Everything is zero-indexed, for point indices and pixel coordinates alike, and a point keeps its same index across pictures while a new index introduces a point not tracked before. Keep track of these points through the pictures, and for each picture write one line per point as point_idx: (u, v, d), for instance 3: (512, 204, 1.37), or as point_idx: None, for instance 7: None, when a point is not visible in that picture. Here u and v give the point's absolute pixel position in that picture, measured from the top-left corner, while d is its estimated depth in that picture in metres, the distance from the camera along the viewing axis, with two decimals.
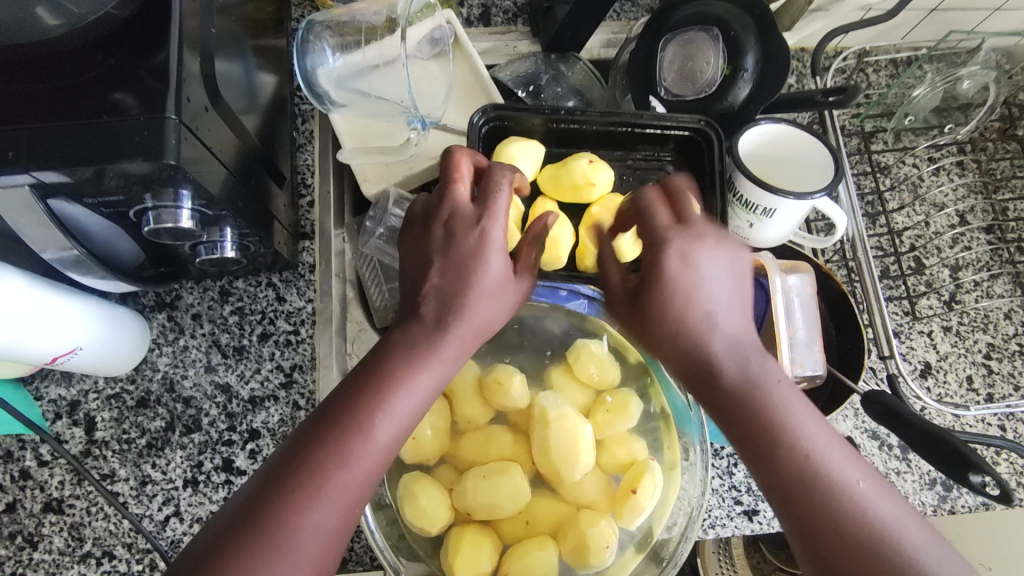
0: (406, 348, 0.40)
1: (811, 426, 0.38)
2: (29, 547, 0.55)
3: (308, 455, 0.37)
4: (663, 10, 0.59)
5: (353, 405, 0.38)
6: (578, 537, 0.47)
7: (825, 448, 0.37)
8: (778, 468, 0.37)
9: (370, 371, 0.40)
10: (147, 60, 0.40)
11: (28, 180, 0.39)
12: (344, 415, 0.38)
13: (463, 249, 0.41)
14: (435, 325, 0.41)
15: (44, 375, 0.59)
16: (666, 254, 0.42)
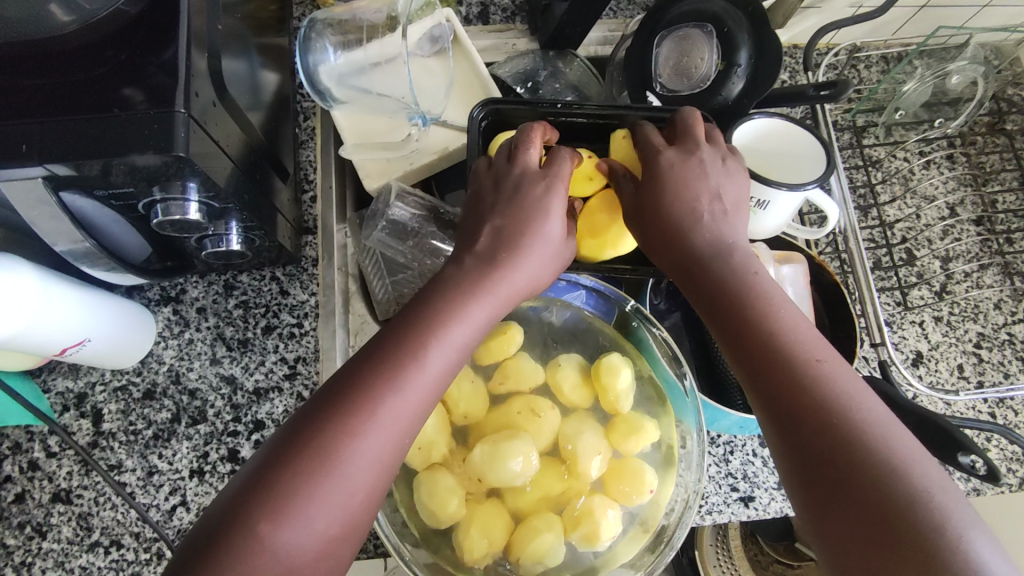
0: (412, 327, 0.41)
1: (810, 339, 0.41)
2: (38, 536, 0.56)
3: (320, 431, 0.37)
4: (658, 8, 0.60)
5: (360, 380, 0.39)
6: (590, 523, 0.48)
7: (839, 377, 0.39)
8: (762, 349, 0.40)
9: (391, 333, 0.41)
10: (156, 57, 0.41)
11: (40, 172, 0.40)
12: (360, 380, 0.39)
13: (529, 198, 0.45)
14: (491, 262, 0.44)
15: (51, 367, 0.59)
16: (661, 161, 0.47)
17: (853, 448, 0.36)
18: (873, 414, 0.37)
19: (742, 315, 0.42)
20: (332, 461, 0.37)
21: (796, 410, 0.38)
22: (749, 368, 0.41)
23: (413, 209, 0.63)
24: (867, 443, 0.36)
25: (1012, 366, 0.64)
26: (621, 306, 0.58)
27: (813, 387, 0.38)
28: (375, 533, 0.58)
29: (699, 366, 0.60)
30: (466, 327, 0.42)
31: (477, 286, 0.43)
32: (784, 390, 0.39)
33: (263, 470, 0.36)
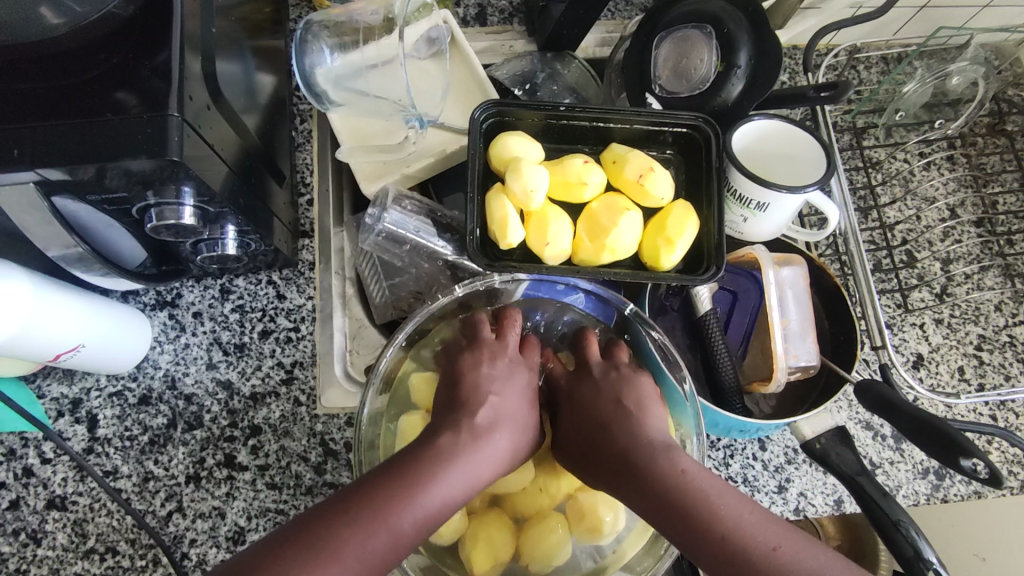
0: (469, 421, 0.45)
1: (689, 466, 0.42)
2: (32, 543, 0.55)
3: (381, 491, 0.39)
4: (656, 10, 0.60)
5: (421, 456, 0.42)
6: (592, 520, 0.48)
7: (719, 487, 0.40)
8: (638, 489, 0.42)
9: (404, 461, 0.42)
10: (149, 60, 0.41)
11: (32, 177, 0.40)
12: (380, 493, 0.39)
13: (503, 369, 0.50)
14: (490, 418, 0.46)
15: (46, 373, 0.59)
16: (596, 416, 0.47)
17: (741, 557, 0.37)
18: (743, 521, 0.38)
19: (631, 463, 0.43)
20: (392, 515, 0.38)
21: (692, 532, 0.39)
22: (640, 503, 0.41)
23: (412, 212, 0.62)
24: (750, 546, 0.37)
25: (1013, 369, 0.63)
26: (621, 311, 0.57)
27: (708, 514, 0.39)
28: None
29: (699, 370, 0.60)
30: (512, 433, 0.47)
31: (513, 391, 0.49)
32: (678, 520, 0.39)
33: (319, 515, 0.37)
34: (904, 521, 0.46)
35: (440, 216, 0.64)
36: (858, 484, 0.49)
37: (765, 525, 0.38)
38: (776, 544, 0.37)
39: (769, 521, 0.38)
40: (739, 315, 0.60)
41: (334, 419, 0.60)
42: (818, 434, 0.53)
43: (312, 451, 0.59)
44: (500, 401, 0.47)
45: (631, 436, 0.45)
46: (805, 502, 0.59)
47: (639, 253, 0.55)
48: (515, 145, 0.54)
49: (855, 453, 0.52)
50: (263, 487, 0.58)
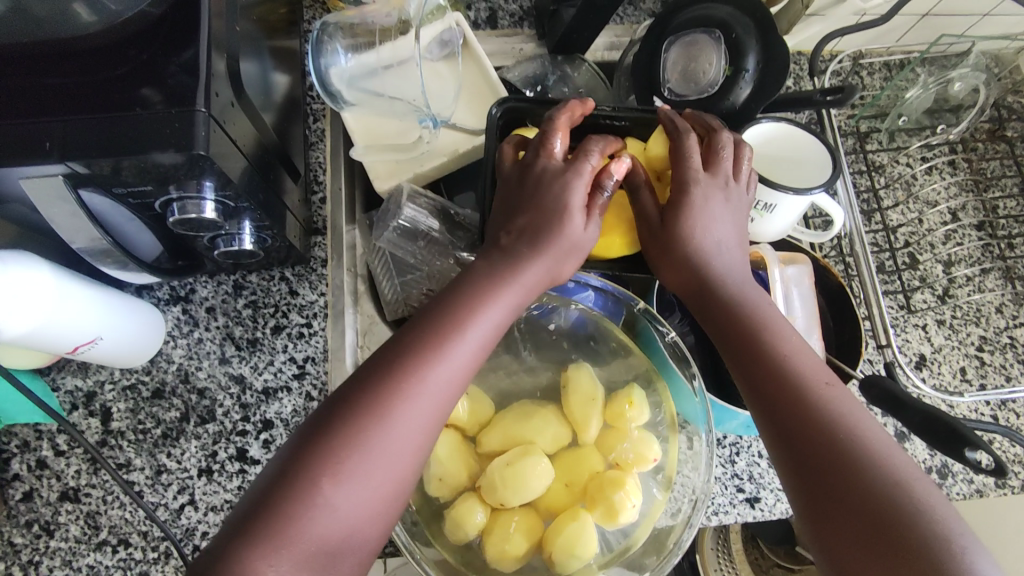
0: (439, 320, 0.43)
1: (804, 358, 0.44)
2: (46, 535, 0.56)
3: (353, 421, 0.39)
4: (665, 14, 0.62)
5: (387, 374, 0.40)
6: (605, 504, 0.48)
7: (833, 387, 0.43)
8: (759, 368, 0.44)
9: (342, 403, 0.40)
10: (176, 57, 0.42)
11: (61, 169, 0.41)
12: (320, 446, 0.38)
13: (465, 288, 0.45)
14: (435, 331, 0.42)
15: (60, 366, 0.60)
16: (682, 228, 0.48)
17: (851, 464, 0.39)
18: (851, 414, 0.41)
19: (755, 340, 0.45)
20: (358, 447, 0.38)
21: (800, 427, 0.41)
22: (755, 380, 0.44)
23: (426, 209, 0.63)
24: (861, 457, 0.39)
25: (1014, 370, 0.64)
26: (628, 306, 0.58)
27: (813, 396, 0.42)
28: (383, 532, 0.58)
29: (706, 367, 0.60)
30: (460, 345, 0.42)
31: (463, 314, 0.43)
32: (785, 408, 0.42)
33: (293, 458, 0.38)
34: None
35: (455, 214, 0.65)
36: None
37: (882, 441, 0.40)
38: (895, 477, 0.38)
39: (883, 441, 0.40)
40: None
41: None
42: None
43: None
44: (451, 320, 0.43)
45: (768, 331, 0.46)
46: None
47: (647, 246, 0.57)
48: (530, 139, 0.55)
49: None
50: None
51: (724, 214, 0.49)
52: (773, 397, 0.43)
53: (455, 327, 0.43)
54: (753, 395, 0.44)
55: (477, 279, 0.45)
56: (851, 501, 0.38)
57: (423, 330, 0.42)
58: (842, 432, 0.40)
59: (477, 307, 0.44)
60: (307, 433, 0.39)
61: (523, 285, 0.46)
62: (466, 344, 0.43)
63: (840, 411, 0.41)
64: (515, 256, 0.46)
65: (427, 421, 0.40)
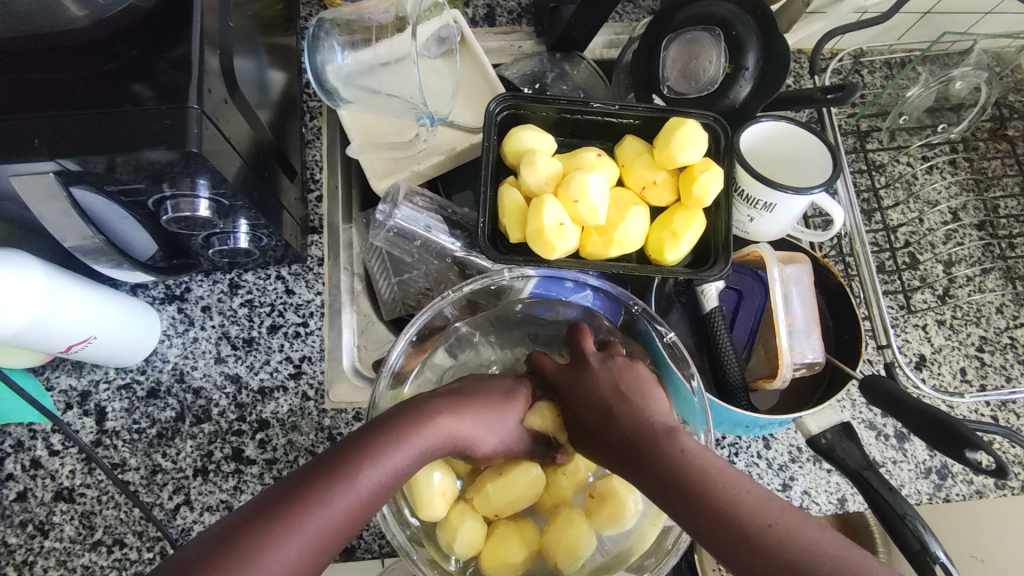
0: (409, 414, 0.42)
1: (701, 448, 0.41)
2: (40, 535, 0.56)
3: (314, 485, 0.36)
4: (667, 10, 0.60)
5: (351, 452, 0.38)
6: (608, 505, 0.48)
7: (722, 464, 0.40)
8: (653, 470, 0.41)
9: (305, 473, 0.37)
10: (168, 53, 0.41)
11: (52, 167, 0.40)
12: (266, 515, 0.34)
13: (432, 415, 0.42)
14: (436, 408, 0.43)
15: (54, 365, 0.59)
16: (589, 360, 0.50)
17: (737, 529, 0.36)
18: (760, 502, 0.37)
19: (629, 440, 0.43)
20: (311, 516, 0.35)
21: (693, 511, 0.38)
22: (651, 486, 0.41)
23: (423, 208, 0.62)
24: (743, 517, 0.36)
25: (1014, 370, 0.64)
26: (626, 306, 0.57)
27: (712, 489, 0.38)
28: (380, 532, 0.59)
29: (706, 367, 0.60)
30: (459, 422, 0.43)
31: (466, 405, 0.45)
32: (671, 494, 0.39)
33: (241, 518, 0.34)
34: (910, 515, 0.47)
35: (453, 213, 0.64)
36: (864, 478, 0.50)
37: (763, 499, 0.37)
38: (772, 518, 0.36)
39: (766, 495, 0.37)
40: (744, 314, 0.60)
41: (342, 413, 0.60)
42: (824, 430, 0.53)
43: (319, 446, 0.59)
44: (451, 400, 0.44)
45: (624, 415, 0.45)
46: (809, 500, 0.60)
47: (645, 247, 0.56)
48: (530, 137, 0.55)
49: (860, 448, 0.52)
50: (270, 481, 0.58)
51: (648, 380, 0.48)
52: (676, 496, 0.39)
53: (455, 410, 0.44)
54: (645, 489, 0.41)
55: (419, 412, 0.43)
56: None
57: (405, 417, 0.42)
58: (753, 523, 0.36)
59: (470, 413, 0.44)
60: (273, 493, 0.35)
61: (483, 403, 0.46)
62: (458, 424, 0.43)
63: (745, 497, 0.37)
64: (444, 423, 0.43)
65: (377, 501, 0.38)
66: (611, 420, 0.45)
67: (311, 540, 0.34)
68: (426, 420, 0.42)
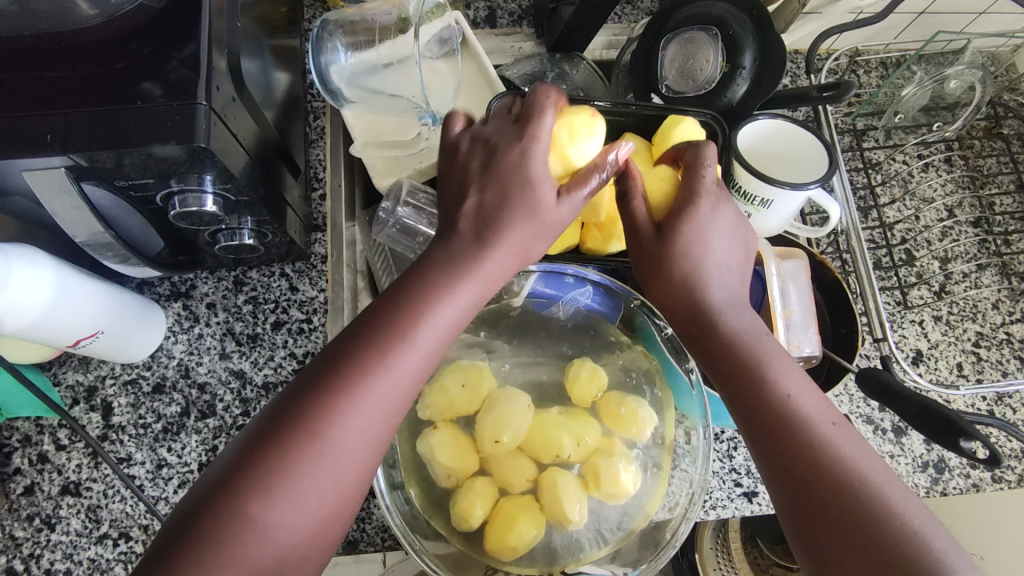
0: (379, 325, 0.38)
1: (800, 384, 0.42)
2: (47, 528, 0.56)
3: (282, 443, 0.35)
4: (664, 10, 0.61)
5: (312, 393, 0.36)
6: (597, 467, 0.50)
7: (813, 402, 0.41)
8: (750, 392, 0.42)
9: (269, 427, 0.35)
10: (178, 51, 0.42)
11: (63, 162, 0.41)
12: (245, 476, 0.34)
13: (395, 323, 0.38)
14: (396, 314, 0.38)
15: (62, 361, 0.60)
16: (686, 212, 0.47)
17: (834, 470, 0.38)
18: (845, 445, 0.39)
19: (737, 360, 0.43)
20: (292, 466, 0.34)
21: (778, 440, 0.40)
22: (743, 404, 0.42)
23: (424, 204, 0.63)
24: (843, 463, 0.38)
25: (1010, 365, 0.65)
26: (626, 301, 0.58)
27: (802, 424, 0.40)
28: (382, 527, 0.59)
29: None
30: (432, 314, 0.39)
31: (433, 293, 0.39)
32: (772, 421, 0.40)
33: (216, 485, 0.34)
34: None
35: None
36: None
37: (863, 451, 0.39)
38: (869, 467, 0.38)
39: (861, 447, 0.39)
40: None
41: None
42: None
43: None
44: (418, 295, 0.39)
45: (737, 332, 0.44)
46: None
47: None
48: None
49: None
50: None
51: (723, 246, 0.47)
52: (767, 422, 0.40)
53: (423, 305, 0.39)
54: (737, 413, 0.43)
55: (378, 323, 0.38)
56: (848, 535, 0.36)
57: (362, 339, 0.37)
58: (837, 465, 0.38)
59: (436, 301, 0.39)
60: (255, 434, 0.35)
61: (466, 284, 0.40)
62: (435, 317, 0.39)
63: (835, 445, 0.39)
64: (411, 320, 0.38)
65: (356, 436, 0.36)
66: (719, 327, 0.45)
67: (302, 487, 0.34)
68: (391, 330, 0.38)
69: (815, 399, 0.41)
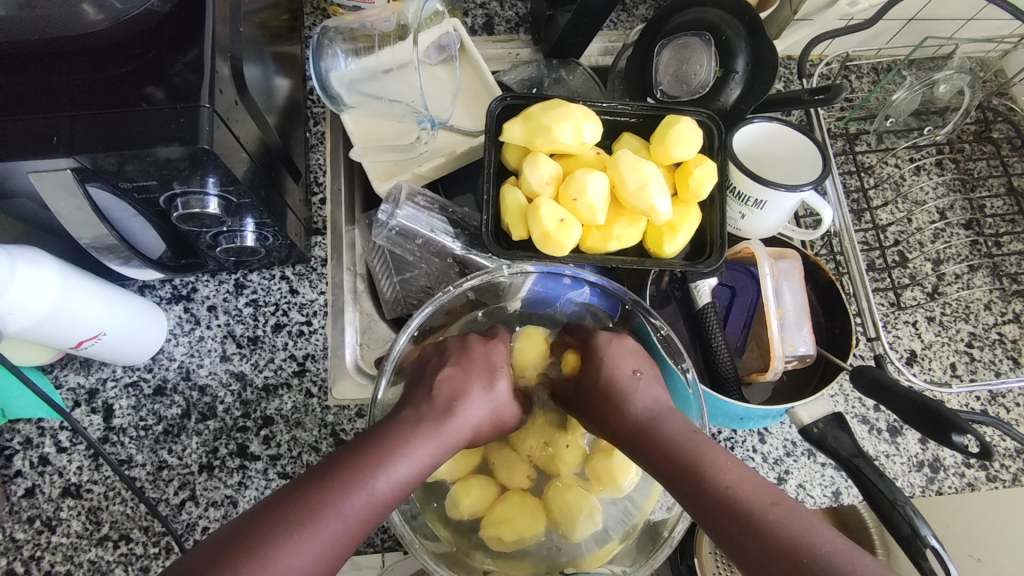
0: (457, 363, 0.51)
1: (704, 440, 0.45)
2: (47, 531, 0.56)
3: (343, 474, 0.40)
4: (658, 18, 0.63)
5: (368, 450, 0.42)
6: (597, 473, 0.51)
7: (716, 451, 0.44)
8: (660, 456, 0.45)
9: (325, 471, 0.40)
10: (181, 55, 0.43)
11: (69, 164, 0.42)
12: (307, 496, 0.38)
13: (446, 424, 0.46)
14: (448, 406, 0.47)
15: (63, 364, 0.60)
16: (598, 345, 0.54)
17: (739, 507, 0.40)
18: (753, 485, 0.41)
19: (646, 433, 0.47)
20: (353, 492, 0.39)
21: (693, 490, 0.42)
22: (658, 474, 0.45)
23: (424, 208, 0.64)
24: (747, 501, 0.40)
25: (1003, 365, 0.65)
26: (623, 300, 0.58)
27: (707, 472, 0.42)
28: (382, 527, 0.59)
29: (699, 361, 0.62)
30: (465, 424, 0.47)
31: (477, 371, 0.50)
32: (680, 479, 0.43)
33: (282, 499, 0.38)
34: (899, 500, 0.48)
35: (452, 213, 0.66)
36: (855, 465, 0.51)
37: (766, 488, 0.41)
38: (772, 500, 0.40)
39: (766, 483, 0.41)
40: (737, 310, 0.62)
41: (345, 410, 0.61)
42: (816, 420, 0.54)
43: (323, 442, 0.60)
44: (465, 378, 0.49)
45: (641, 408, 0.49)
46: (804, 493, 0.61)
47: (643, 241, 0.58)
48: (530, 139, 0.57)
49: (850, 437, 0.53)
50: (274, 476, 0.59)
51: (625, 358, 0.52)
52: (681, 482, 0.43)
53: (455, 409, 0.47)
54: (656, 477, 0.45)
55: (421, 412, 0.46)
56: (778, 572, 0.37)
57: (406, 424, 0.45)
58: (746, 505, 0.40)
59: (466, 400, 0.48)
60: (313, 474, 0.40)
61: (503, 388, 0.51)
62: (460, 428, 0.46)
63: (743, 483, 0.41)
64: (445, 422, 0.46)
65: (405, 484, 0.42)
66: (627, 413, 0.49)
67: (360, 507, 0.39)
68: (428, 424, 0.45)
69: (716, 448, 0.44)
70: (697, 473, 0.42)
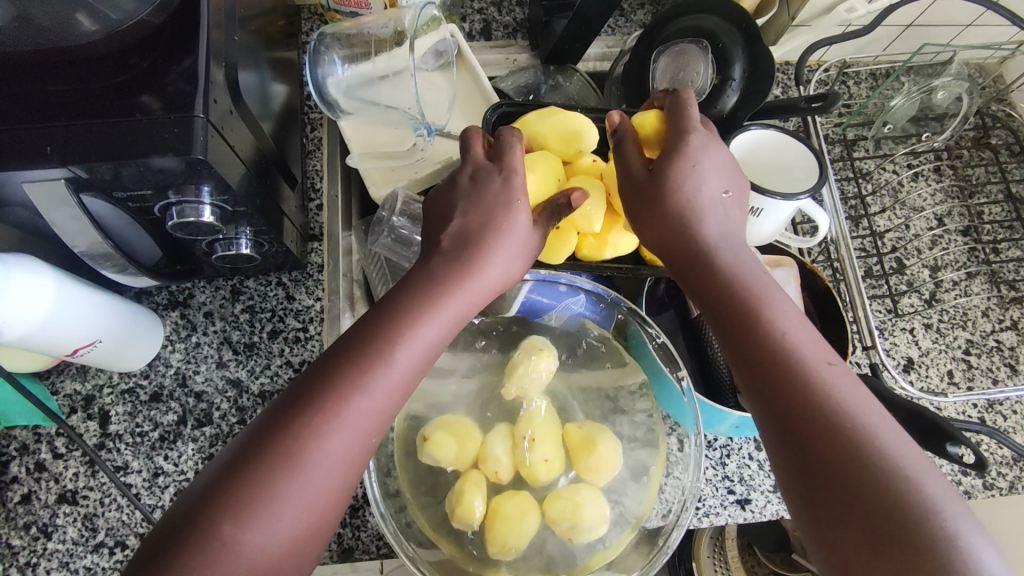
0: (451, 262, 0.45)
1: (798, 328, 0.42)
2: (43, 537, 0.56)
3: (280, 446, 0.37)
4: (655, 25, 0.63)
5: (307, 411, 0.38)
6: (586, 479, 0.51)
7: (809, 345, 0.41)
8: (748, 327, 0.42)
9: (261, 446, 0.37)
10: (176, 65, 0.43)
11: (64, 174, 0.42)
12: (243, 479, 0.36)
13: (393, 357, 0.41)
14: (388, 338, 0.41)
15: (60, 370, 0.60)
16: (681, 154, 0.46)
17: (828, 413, 0.38)
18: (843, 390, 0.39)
19: (733, 304, 0.43)
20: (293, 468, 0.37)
21: (774, 385, 0.40)
22: (737, 346, 0.43)
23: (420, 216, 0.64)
24: (836, 407, 0.39)
25: (1000, 373, 0.65)
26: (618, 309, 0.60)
27: (800, 371, 0.40)
28: (378, 534, 0.58)
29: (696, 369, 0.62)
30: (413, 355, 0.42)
31: (431, 294, 0.44)
32: (764, 369, 0.41)
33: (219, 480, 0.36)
34: None
35: None
36: None
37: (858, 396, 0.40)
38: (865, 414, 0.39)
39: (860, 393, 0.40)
40: None
41: None
42: None
43: None
44: (417, 304, 0.43)
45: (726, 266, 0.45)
46: None
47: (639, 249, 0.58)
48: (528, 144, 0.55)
49: None
50: None
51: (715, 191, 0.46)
52: (766, 372, 0.41)
53: (393, 347, 0.41)
54: (733, 350, 0.43)
55: (362, 351, 0.41)
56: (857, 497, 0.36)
57: (344, 368, 0.40)
58: (837, 414, 0.38)
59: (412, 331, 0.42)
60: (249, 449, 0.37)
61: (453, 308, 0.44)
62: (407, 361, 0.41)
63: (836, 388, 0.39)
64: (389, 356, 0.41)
65: (355, 437, 0.39)
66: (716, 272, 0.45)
67: (304, 480, 0.37)
68: (370, 363, 0.40)
69: (817, 344, 0.42)
70: (787, 367, 0.40)
